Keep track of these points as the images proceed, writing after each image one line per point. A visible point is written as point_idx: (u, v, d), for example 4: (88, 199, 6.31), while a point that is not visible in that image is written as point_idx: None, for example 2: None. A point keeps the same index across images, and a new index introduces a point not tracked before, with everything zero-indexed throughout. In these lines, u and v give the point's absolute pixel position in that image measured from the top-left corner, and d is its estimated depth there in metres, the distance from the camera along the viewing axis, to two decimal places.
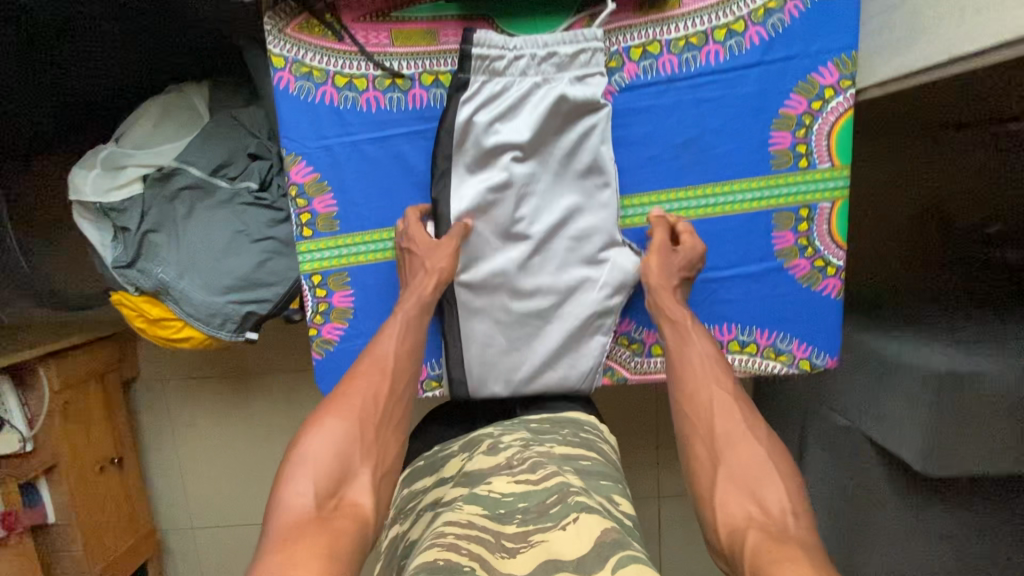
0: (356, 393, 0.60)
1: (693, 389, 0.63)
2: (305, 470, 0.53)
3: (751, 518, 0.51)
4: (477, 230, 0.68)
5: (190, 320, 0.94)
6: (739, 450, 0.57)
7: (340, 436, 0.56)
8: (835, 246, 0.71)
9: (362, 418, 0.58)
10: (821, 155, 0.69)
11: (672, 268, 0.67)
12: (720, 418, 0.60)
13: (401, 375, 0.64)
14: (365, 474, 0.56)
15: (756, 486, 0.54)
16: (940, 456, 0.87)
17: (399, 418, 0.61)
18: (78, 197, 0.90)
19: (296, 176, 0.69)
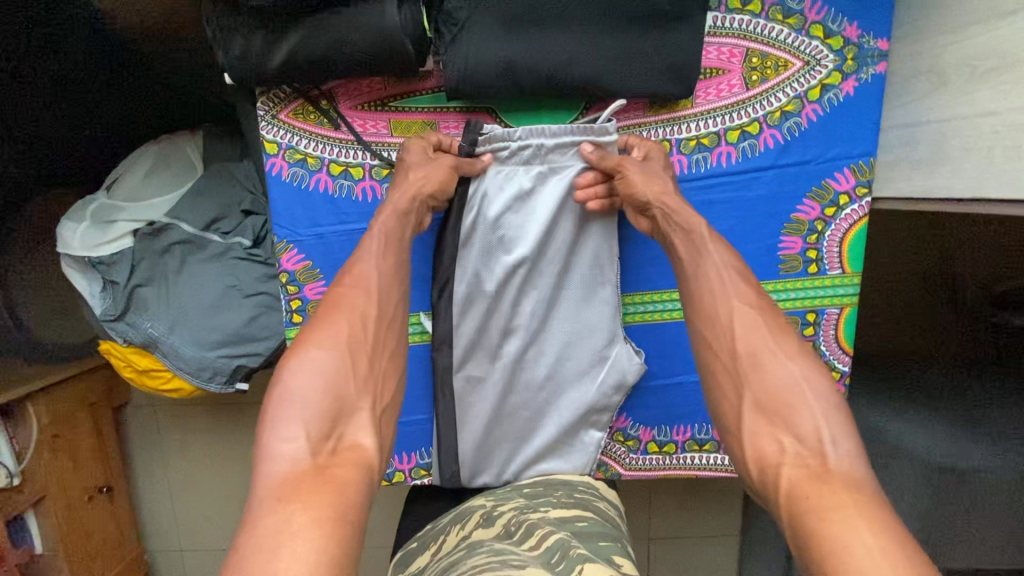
0: (340, 318, 0.53)
1: (709, 305, 0.55)
2: (294, 406, 0.48)
3: (786, 453, 0.47)
4: (476, 322, 0.67)
5: (180, 373, 0.93)
6: (765, 373, 0.51)
7: (329, 365, 0.50)
8: (841, 351, 0.69)
9: (352, 344, 0.52)
10: (833, 261, 0.67)
11: (656, 175, 0.60)
12: (740, 337, 0.53)
13: (390, 296, 0.57)
14: (363, 411, 0.51)
15: (787, 413, 0.48)
16: (937, 548, 0.86)
17: (391, 346, 0.56)
18: (66, 251, 0.87)
19: (287, 263, 0.66)
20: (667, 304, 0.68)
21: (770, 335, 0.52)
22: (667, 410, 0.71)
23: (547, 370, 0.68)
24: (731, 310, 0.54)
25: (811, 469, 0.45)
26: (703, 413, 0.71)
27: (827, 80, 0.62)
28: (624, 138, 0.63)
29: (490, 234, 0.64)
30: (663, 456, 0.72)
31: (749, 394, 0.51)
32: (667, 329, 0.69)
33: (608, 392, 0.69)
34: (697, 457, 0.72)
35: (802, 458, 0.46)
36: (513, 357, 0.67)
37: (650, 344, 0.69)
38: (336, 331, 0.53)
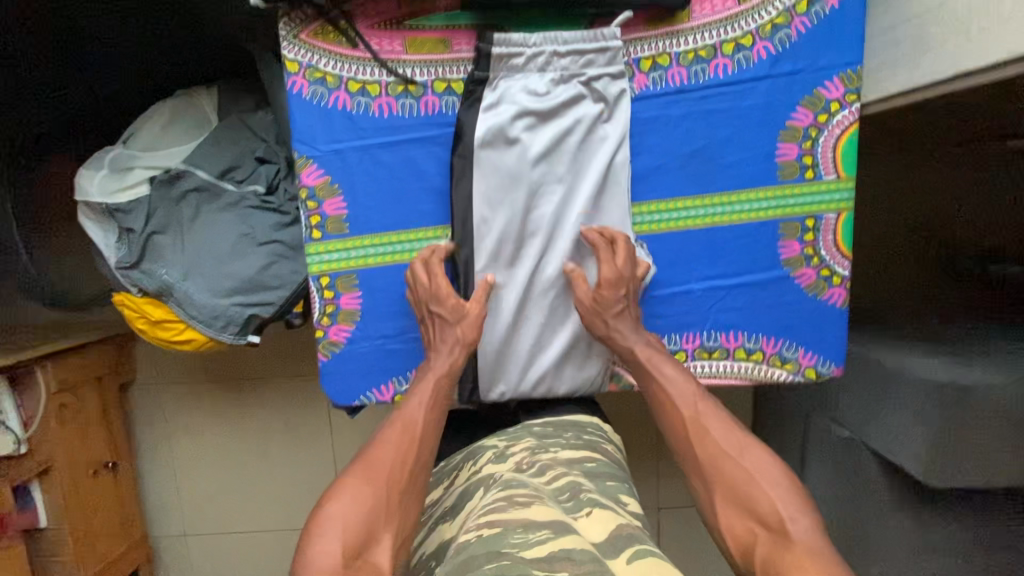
0: (383, 457, 0.62)
1: (672, 425, 0.67)
2: (332, 529, 0.56)
3: (756, 534, 0.58)
4: (495, 223, 0.68)
5: (194, 322, 0.94)
6: (726, 470, 0.62)
7: (364, 497, 0.58)
8: (840, 255, 0.72)
9: (389, 483, 0.60)
10: (828, 167, 0.70)
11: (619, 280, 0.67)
12: (698, 443, 0.65)
13: (428, 439, 0.65)
14: (388, 538, 0.57)
15: (750, 502, 0.59)
16: (945, 464, 0.88)
17: (419, 479, 0.63)
18: (83, 198, 0.90)
19: (307, 180, 0.69)
20: (674, 213, 0.71)
21: (727, 442, 0.64)
22: (677, 318, 0.74)
23: (561, 271, 0.70)
24: (688, 423, 0.66)
25: (776, 540, 0.56)
26: (710, 322, 0.74)
27: None
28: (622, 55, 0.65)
29: (509, 134, 0.66)
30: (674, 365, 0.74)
31: (718, 492, 0.62)
32: (675, 237, 0.71)
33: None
34: (709, 365, 0.74)
35: (773, 539, 0.57)
36: (531, 258, 0.70)
37: (659, 253, 0.72)
38: (374, 469, 0.61)
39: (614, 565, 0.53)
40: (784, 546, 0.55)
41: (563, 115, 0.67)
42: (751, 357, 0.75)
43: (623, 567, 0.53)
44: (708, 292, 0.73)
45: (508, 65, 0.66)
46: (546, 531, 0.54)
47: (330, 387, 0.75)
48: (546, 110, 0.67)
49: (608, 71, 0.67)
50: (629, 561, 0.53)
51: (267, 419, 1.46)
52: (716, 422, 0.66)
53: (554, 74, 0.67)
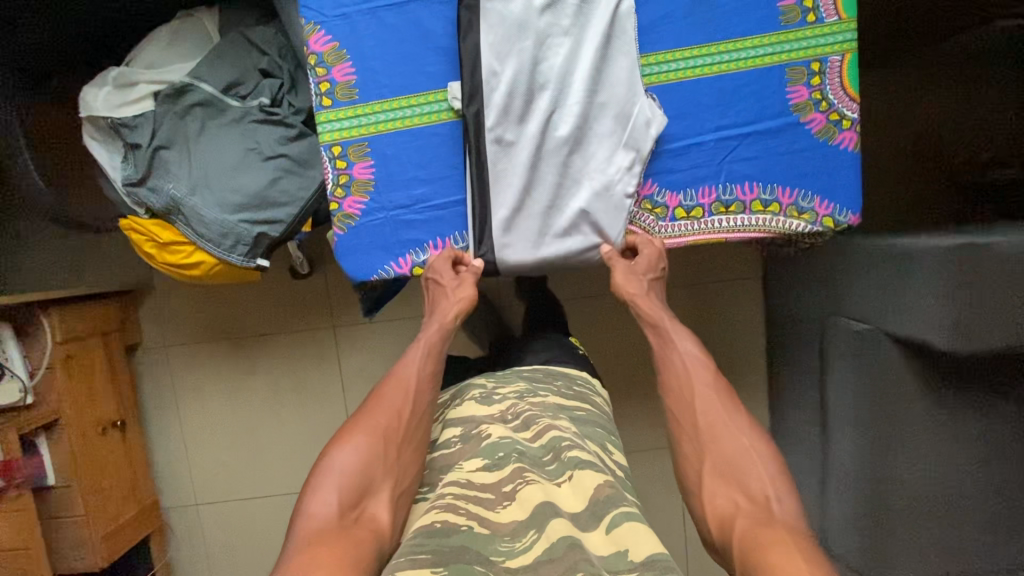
0: (382, 411, 0.72)
1: (677, 381, 0.78)
2: (334, 477, 0.65)
3: (739, 506, 0.62)
4: (505, 74, 0.69)
5: (203, 240, 0.93)
6: (722, 442, 0.69)
7: (364, 449, 0.67)
8: (848, 98, 0.72)
9: (387, 434, 0.69)
10: (829, 10, 0.71)
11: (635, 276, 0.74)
12: (702, 414, 0.73)
13: (423, 398, 0.75)
14: (385, 491, 0.65)
15: (740, 477, 0.65)
16: (968, 330, 0.87)
17: (417, 440, 0.71)
18: (89, 114, 0.90)
19: (315, 46, 0.69)
20: (680, 64, 0.72)
21: (728, 414, 0.72)
22: (693, 172, 0.73)
23: (572, 122, 0.71)
24: (695, 391, 0.76)
25: (759, 516, 0.59)
26: (725, 174, 0.73)
27: None
28: None
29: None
30: (691, 222, 0.73)
31: (708, 459, 0.68)
32: (684, 88, 0.72)
33: (632, 138, 0.71)
34: (726, 220, 0.73)
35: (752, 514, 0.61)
36: (542, 111, 0.70)
37: (670, 105, 0.72)
38: (374, 427, 0.70)
39: (592, 538, 0.57)
40: (764, 522, 0.58)
41: None
42: (768, 210, 0.74)
43: (600, 539, 0.57)
44: (720, 142, 0.73)
45: None
46: (532, 532, 0.56)
47: (346, 265, 0.74)
48: None
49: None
50: (608, 531, 0.57)
51: (269, 379, 1.42)
52: (718, 398, 0.74)
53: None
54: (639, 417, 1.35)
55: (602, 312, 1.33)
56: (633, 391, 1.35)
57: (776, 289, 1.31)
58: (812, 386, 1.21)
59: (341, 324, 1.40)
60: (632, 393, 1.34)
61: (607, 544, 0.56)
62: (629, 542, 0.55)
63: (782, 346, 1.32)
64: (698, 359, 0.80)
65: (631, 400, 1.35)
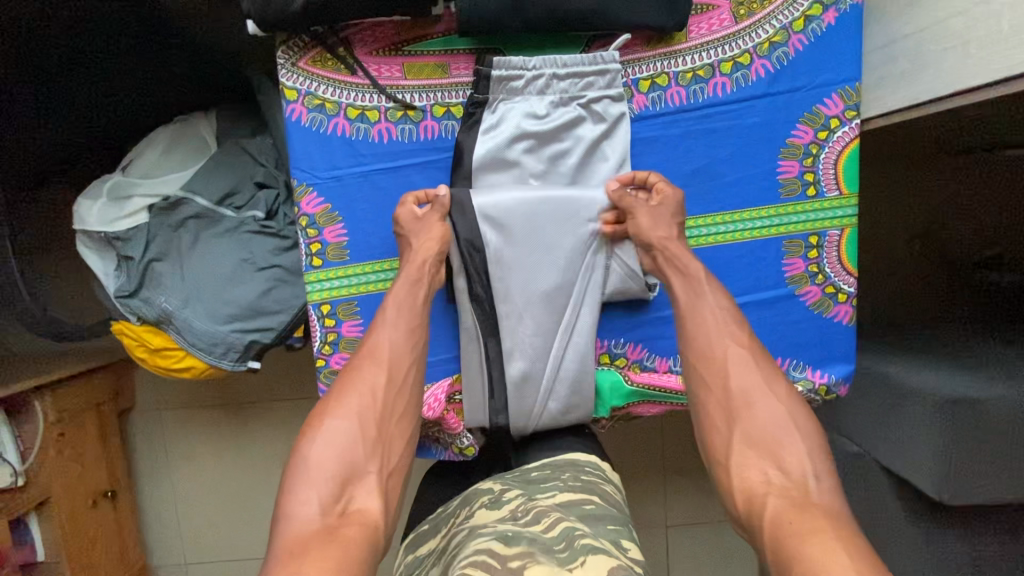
0: (353, 389, 0.60)
1: (709, 346, 0.62)
2: (306, 474, 0.54)
3: (772, 484, 0.53)
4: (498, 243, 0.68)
5: (193, 350, 0.93)
6: (755, 412, 0.58)
7: (342, 434, 0.57)
8: (846, 273, 0.71)
9: (362, 412, 0.58)
10: (830, 183, 0.70)
11: (662, 219, 0.66)
12: (735, 376, 0.60)
13: (401, 362, 0.63)
14: (369, 476, 0.56)
15: (778, 451, 0.55)
16: (957, 483, 0.86)
17: (401, 412, 0.61)
18: (83, 227, 0.90)
19: (306, 207, 0.68)
20: None
21: (764, 378, 0.59)
22: None
23: (563, 286, 0.70)
24: (729, 349, 0.61)
25: (796, 500, 0.51)
26: None
27: (809, 12, 0.68)
28: (629, 68, 0.67)
29: (507, 156, 0.67)
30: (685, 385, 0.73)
31: (740, 429, 0.57)
32: None
33: (623, 290, 0.71)
34: None
35: (788, 493, 0.52)
36: (534, 277, 0.70)
37: None
38: (346, 408, 0.59)
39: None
40: None
41: (562, 136, 0.68)
42: None
43: None
44: None
45: (508, 91, 0.67)
46: None
47: None
48: (546, 133, 0.67)
49: (608, 93, 0.67)
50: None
51: (260, 443, 1.42)
52: (758, 359, 0.60)
53: (554, 96, 0.67)
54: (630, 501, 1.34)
55: None
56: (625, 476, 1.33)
57: None
58: None
59: None
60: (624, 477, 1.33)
61: None
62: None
63: None
64: (735, 312, 0.63)
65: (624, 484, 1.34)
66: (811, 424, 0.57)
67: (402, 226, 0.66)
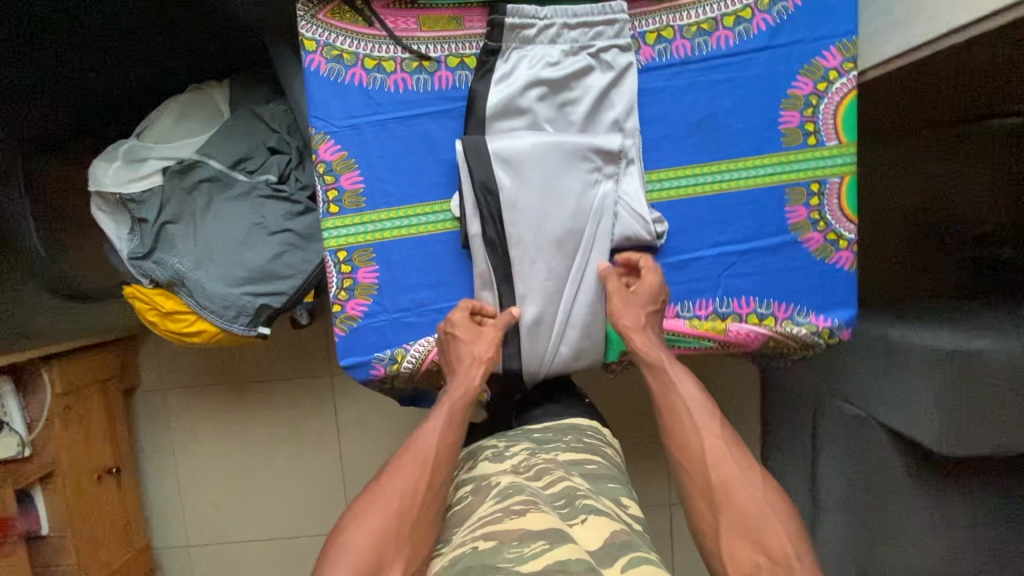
0: (394, 487, 0.63)
1: (684, 437, 0.67)
2: (344, 559, 0.57)
3: (761, 569, 0.55)
4: (510, 189, 0.70)
5: (205, 312, 0.94)
6: (737, 499, 0.61)
7: (378, 526, 0.59)
8: (846, 219, 0.74)
9: (399, 509, 0.61)
10: (829, 133, 0.72)
11: (632, 306, 0.71)
12: (714, 468, 0.64)
13: (443, 467, 0.65)
14: (397, 570, 0.56)
15: (758, 534, 0.58)
16: (956, 434, 0.89)
17: (435, 515, 0.61)
18: (98, 188, 0.92)
19: (324, 154, 0.70)
20: (679, 181, 0.73)
21: (739, 467, 0.63)
22: (689, 285, 0.75)
23: (574, 233, 0.72)
24: (703, 441, 0.66)
25: None
26: (722, 288, 0.75)
27: None
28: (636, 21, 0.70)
29: (520, 104, 0.70)
30: (690, 325, 0.75)
31: (724, 516, 0.60)
32: (683, 204, 0.73)
33: (629, 237, 0.73)
34: (723, 331, 0.75)
35: None
36: (546, 222, 0.71)
37: (673, 219, 0.74)
38: (388, 502, 0.62)
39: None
40: None
41: (572, 84, 0.70)
42: (763, 323, 0.75)
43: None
44: (718, 258, 0.74)
45: (522, 41, 0.70)
46: (541, 541, 0.53)
47: (347, 363, 0.75)
48: (557, 80, 0.70)
49: (617, 43, 0.70)
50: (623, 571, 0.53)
51: (261, 426, 1.42)
52: (730, 450, 0.65)
53: (565, 46, 0.70)
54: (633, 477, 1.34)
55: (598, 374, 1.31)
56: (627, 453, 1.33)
57: None
58: (803, 459, 1.21)
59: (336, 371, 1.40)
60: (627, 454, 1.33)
61: None
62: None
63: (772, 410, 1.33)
64: (704, 405, 0.69)
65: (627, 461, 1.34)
66: (785, 507, 0.60)
67: (454, 335, 0.71)
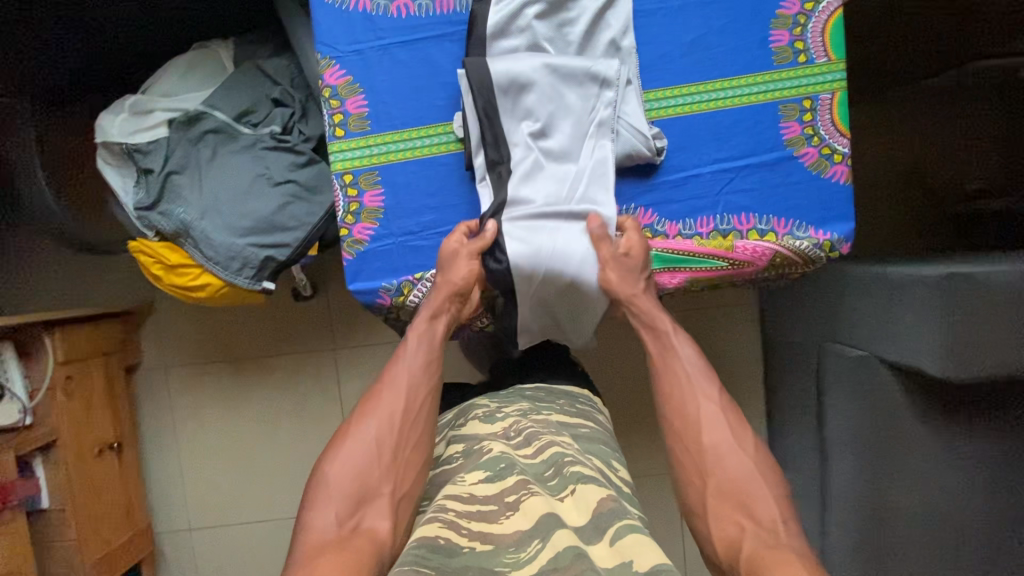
0: (373, 418, 0.66)
1: (681, 400, 0.71)
2: (328, 490, 0.61)
3: (745, 531, 0.57)
4: (513, 107, 0.73)
5: (210, 265, 0.94)
6: (726, 463, 0.64)
7: (359, 458, 0.63)
8: (839, 134, 0.76)
9: (378, 439, 0.64)
10: (818, 50, 0.75)
11: (629, 280, 0.74)
12: (707, 433, 0.67)
13: (418, 395, 0.69)
14: (382, 498, 0.60)
15: (747, 501, 0.60)
16: (961, 358, 0.88)
17: (414, 440, 0.65)
18: (105, 139, 0.94)
19: (329, 79, 0.73)
20: (676, 101, 0.75)
21: (732, 433, 0.67)
22: (691, 203, 0.76)
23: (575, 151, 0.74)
24: (699, 408, 0.69)
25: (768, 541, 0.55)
26: (723, 205, 0.76)
27: None
28: None
29: (519, 22, 0.73)
30: (694, 240, 0.76)
31: (713, 481, 0.63)
32: (680, 123, 0.75)
33: (629, 153, 0.74)
34: (731, 247, 0.76)
35: (758, 536, 0.57)
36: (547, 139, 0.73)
37: (671, 138, 0.76)
38: (366, 434, 0.65)
39: (596, 550, 0.53)
40: None
41: (569, 5, 0.73)
42: (764, 239, 0.76)
43: (603, 552, 0.53)
44: (717, 174, 0.76)
45: None
46: (536, 542, 0.53)
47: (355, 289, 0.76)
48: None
49: None
50: (611, 544, 0.53)
51: (262, 402, 1.38)
52: (726, 418, 0.68)
53: None
54: (639, 440, 1.32)
55: (602, 334, 1.30)
56: (633, 413, 1.31)
57: (772, 315, 1.33)
58: (811, 411, 1.20)
59: (338, 342, 1.36)
60: (634, 417, 1.31)
61: (610, 557, 0.52)
62: (631, 553, 0.51)
63: (778, 368, 1.33)
64: (702, 371, 0.72)
65: (635, 425, 1.32)
66: (771, 474, 0.63)
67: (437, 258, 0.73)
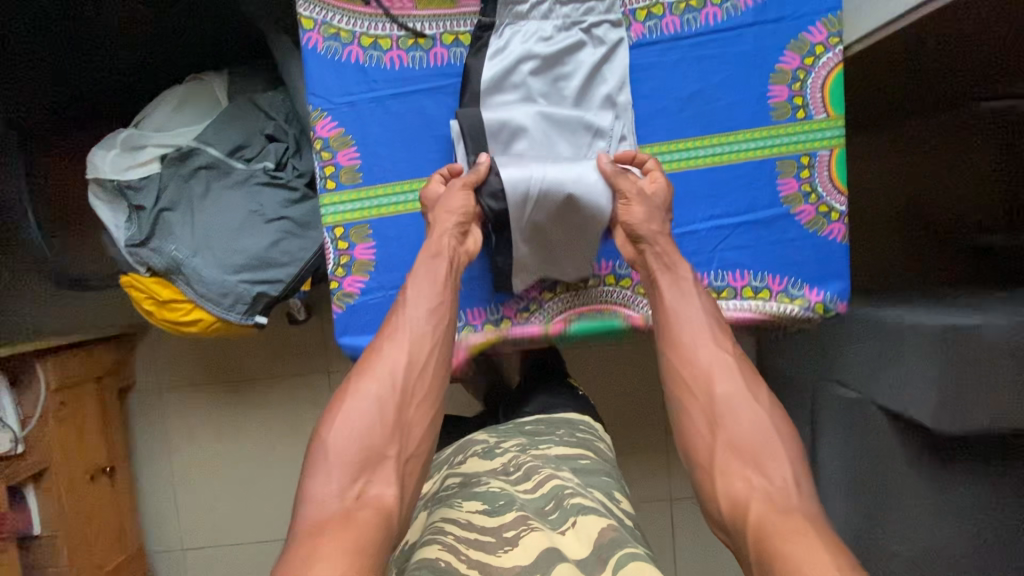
0: (376, 372, 0.62)
1: (691, 349, 0.66)
2: (331, 452, 0.57)
3: (755, 491, 0.56)
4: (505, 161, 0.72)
5: (202, 300, 0.93)
6: (738, 415, 0.61)
7: (362, 415, 0.59)
8: (837, 192, 0.75)
9: (382, 396, 0.60)
10: (817, 106, 0.74)
11: (655, 215, 0.70)
12: (719, 381, 0.64)
13: (423, 346, 0.65)
14: (389, 461, 0.58)
15: (758, 457, 0.58)
16: (953, 411, 0.86)
17: (421, 397, 0.63)
18: (96, 175, 0.94)
19: (321, 131, 0.72)
20: (672, 156, 0.74)
21: (746, 386, 0.63)
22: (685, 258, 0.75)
23: None
24: (711, 358, 0.65)
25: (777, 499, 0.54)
26: (718, 260, 0.75)
27: None
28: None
29: (514, 78, 0.72)
30: None
31: (724, 434, 0.61)
32: (675, 177, 0.75)
33: None
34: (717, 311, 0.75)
35: (766, 494, 0.55)
36: None
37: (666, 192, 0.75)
38: (368, 391, 0.61)
39: None
40: None
41: (565, 60, 0.72)
42: (758, 296, 0.75)
43: None
44: (712, 230, 0.75)
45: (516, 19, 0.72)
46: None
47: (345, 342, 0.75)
48: (550, 57, 0.72)
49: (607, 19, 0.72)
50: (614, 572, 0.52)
51: (257, 424, 1.37)
52: (739, 367, 0.64)
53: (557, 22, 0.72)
54: (636, 471, 1.31)
55: (601, 365, 1.30)
56: (630, 444, 1.31)
57: (773, 348, 1.32)
58: (809, 449, 1.19)
59: (334, 367, 1.35)
60: (631, 447, 1.31)
61: None
62: None
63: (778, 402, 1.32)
64: (717, 325, 0.67)
65: (631, 456, 1.31)
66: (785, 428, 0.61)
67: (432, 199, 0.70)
